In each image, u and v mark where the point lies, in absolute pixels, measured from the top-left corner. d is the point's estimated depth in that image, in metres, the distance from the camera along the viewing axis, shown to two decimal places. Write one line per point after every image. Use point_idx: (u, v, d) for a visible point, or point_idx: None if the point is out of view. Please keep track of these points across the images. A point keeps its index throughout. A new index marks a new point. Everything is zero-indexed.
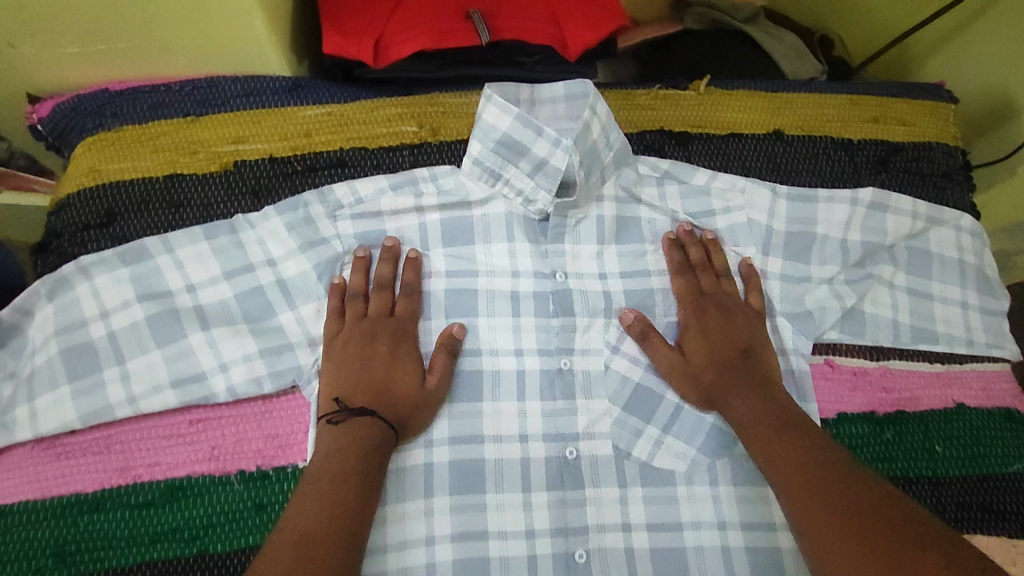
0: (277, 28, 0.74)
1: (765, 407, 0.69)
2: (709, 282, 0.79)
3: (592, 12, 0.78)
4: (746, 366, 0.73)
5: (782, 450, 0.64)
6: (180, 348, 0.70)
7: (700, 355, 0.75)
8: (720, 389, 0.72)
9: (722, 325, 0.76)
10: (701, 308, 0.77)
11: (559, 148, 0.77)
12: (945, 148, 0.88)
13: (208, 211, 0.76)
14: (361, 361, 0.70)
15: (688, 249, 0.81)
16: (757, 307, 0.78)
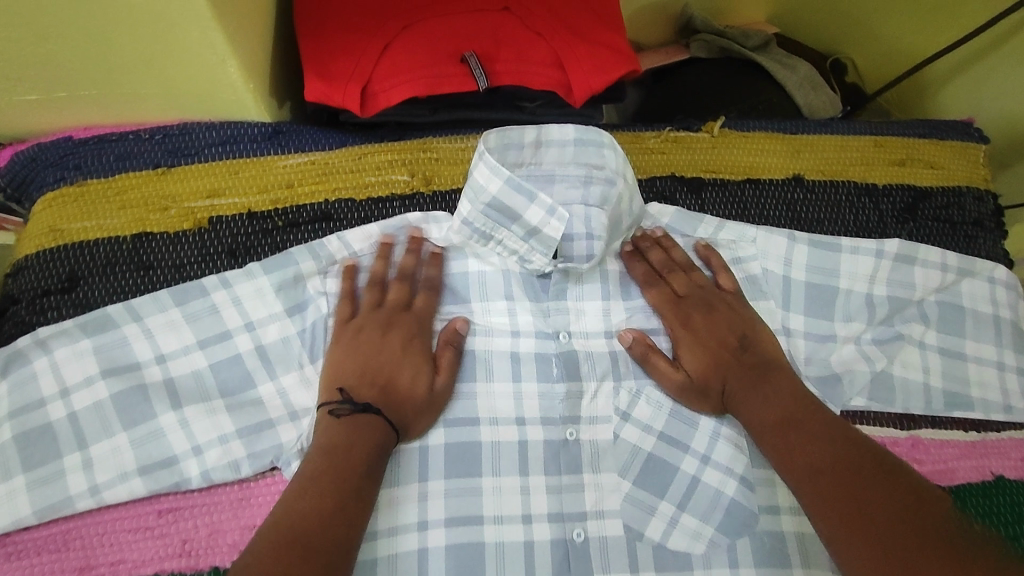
0: (256, 73, 0.68)
1: (771, 401, 0.67)
2: (682, 285, 0.74)
3: (600, 54, 0.71)
4: (743, 361, 0.70)
5: (795, 452, 0.63)
6: (149, 430, 0.64)
7: (694, 359, 0.71)
8: (724, 387, 0.70)
9: (708, 329, 0.72)
10: (684, 315, 0.73)
11: (554, 217, 0.71)
12: (976, 193, 0.83)
13: (180, 273, 0.69)
14: (370, 354, 0.66)
15: (650, 253, 0.76)
16: (737, 298, 0.74)
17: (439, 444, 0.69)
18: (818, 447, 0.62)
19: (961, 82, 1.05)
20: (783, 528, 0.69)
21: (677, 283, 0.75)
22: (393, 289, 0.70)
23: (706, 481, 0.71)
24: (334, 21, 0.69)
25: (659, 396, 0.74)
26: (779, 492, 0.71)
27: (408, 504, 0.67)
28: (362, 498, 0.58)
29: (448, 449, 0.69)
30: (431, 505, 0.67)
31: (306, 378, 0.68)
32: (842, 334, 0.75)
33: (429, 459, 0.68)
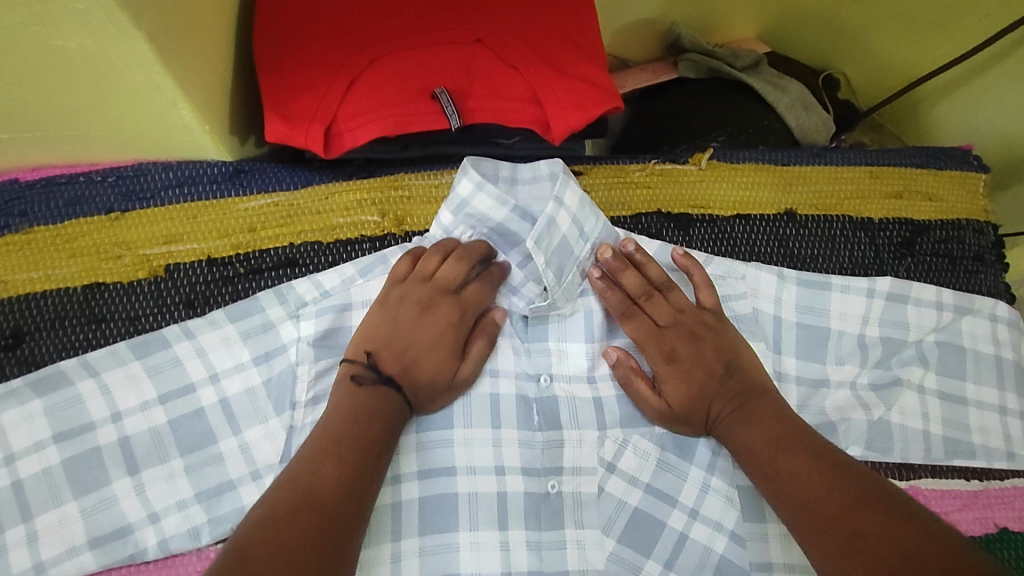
0: (214, 115, 0.63)
1: (764, 428, 0.61)
2: (663, 313, 0.67)
3: (580, 90, 0.67)
4: (728, 388, 0.64)
5: (793, 484, 0.57)
6: (101, 497, 0.60)
7: (678, 388, 0.65)
8: (715, 416, 0.64)
9: (689, 359, 0.66)
10: (668, 347, 0.66)
11: (541, 245, 0.65)
12: (976, 226, 0.79)
13: (135, 326, 0.65)
14: (406, 334, 0.63)
15: (622, 278, 0.67)
16: (705, 326, 0.67)
17: (412, 499, 0.62)
18: (816, 479, 0.56)
19: (954, 102, 1.01)
20: None
21: (658, 311, 0.67)
22: (444, 264, 0.65)
23: (694, 538, 0.65)
24: (297, 56, 0.65)
25: (646, 446, 0.67)
26: (773, 548, 0.65)
27: (380, 568, 0.60)
28: (373, 466, 0.55)
29: (422, 504, 0.62)
30: (405, 568, 0.60)
31: (270, 434, 0.63)
32: (836, 379, 0.71)
33: (401, 516, 0.61)
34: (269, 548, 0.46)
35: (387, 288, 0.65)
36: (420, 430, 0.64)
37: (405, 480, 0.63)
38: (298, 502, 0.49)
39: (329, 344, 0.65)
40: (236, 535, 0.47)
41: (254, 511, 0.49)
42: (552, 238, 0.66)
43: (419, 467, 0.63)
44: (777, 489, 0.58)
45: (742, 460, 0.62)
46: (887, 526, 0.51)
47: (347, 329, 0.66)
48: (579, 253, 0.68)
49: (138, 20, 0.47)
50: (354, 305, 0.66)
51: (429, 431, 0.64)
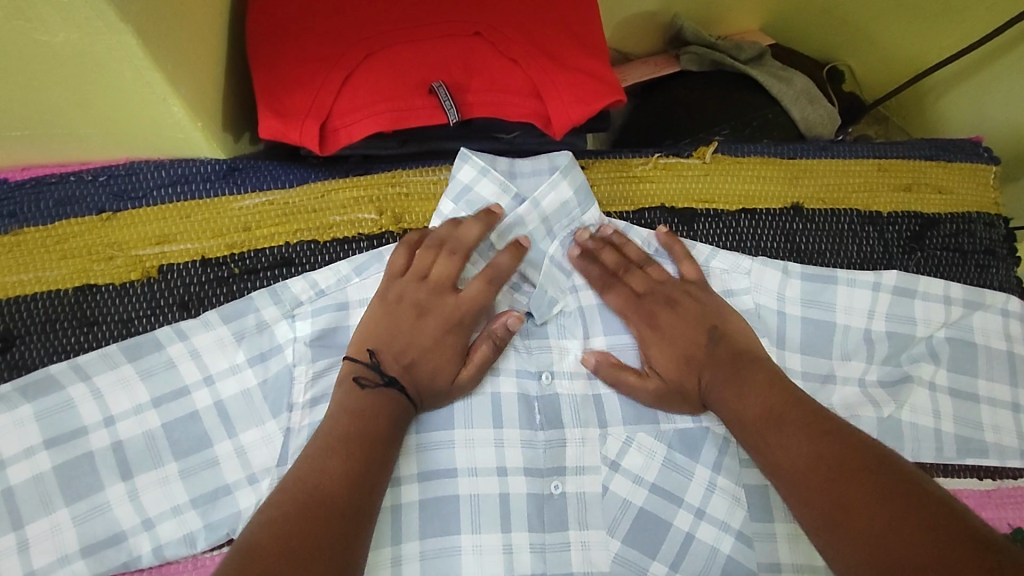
0: (206, 112, 0.61)
1: (752, 396, 0.59)
2: (641, 281, 0.67)
3: (582, 83, 0.65)
4: (721, 357, 0.63)
5: (781, 450, 0.55)
6: (94, 504, 0.58)
7: (664, 356, 0.64)
8: (704, 385, 0.62)
9: (670, 327, 0.65)
10: (649, 316, 0.66)
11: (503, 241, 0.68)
12: (987, 219, 0.77)
13: (128, 328, 0.63)
14: (413, 312, 0.62)
15: (600, 253, 0.69)
16: (677, 292, 0.66)
17: (412, 501, 0.60)
18: (805, 448, 0.54)
19: (960, 94, 1.00)
20: None
21: (636, 282, 0.68)
22: (441, 259, 0.63)
23: (699, 538, 0.63)
24: (291, 51, 0.63)
25: (650, 443, 0.65)
26: (781, 547, 0.63)
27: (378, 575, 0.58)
28: (380, 468, 0.53)
29: (422, 507, 0.60)
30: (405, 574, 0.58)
31: (268, 437, 0.62)
32: (843, 375, 0.69)
33: (401, 520, 0.59)
34: (277, 547, 0.44)
35: (386, 284, 0.63)
36: (419, 432, 0.62)
37: (406, 482, 0.60)
38: (305, 504, 0.48)
39: (328, 343, 0.64)
40: (242, 541, 0.45)
41: (259, 514, 0.47)
42: (520, 233, 0.68)
43: (419, 469, 0.61)
44: (766, 457, 0.56)
45: (733, 428, 0.60)
46: (872, 494, 0.49)
47: (344, 329, 0.64)
48: (547, 249, 0.69)
49: (124, 14, 0.46)
50: (351, 304, 0.65)
51: (428, 432, 0.62)
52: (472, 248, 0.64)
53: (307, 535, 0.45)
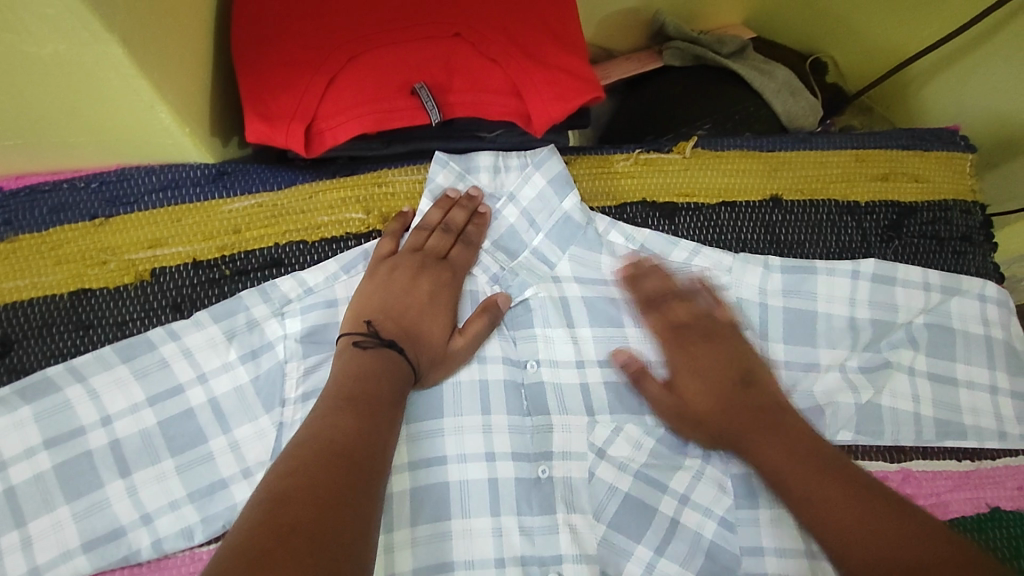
0: (193, 117, 0.63)
1: (785, 449, 0.60)
2: (683, 312, 0.68)
3: (560, 81, 0.67)
4: (755, 400, 0.64)
5: (815, 502, 0.57)
6: (93, 501, 0.60)
7: (699, 397, 0.65)
8: (733, 432, 0.63)
9: (705, 363, 0.66)
10: (682, 344, 0.67)
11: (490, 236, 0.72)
12: (964, 207, 0.79)
13: (123, 330, 0.65)
14: (400, 299, 0.63)
15: (646, 279, 0.70)
16: (715, 324, 0.68)
17: (403, 491, 0.61)
18: (841, 508, 0.56)
19: (942, 82, 1.01)
20: (766, 571, 0.63)
21: (677, 311, 0.69)
22: (434, 236, 0.68)
23: (683, 524, 0.64)
24: (275, 55, 0.65)
25: (637, 435, 0.66)
26: (763, 531, 0.64)
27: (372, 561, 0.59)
28: (386, 428, 0.54)
29: (413, 496, 0.61)
30: (397, 561, 0.59)
31: (261, 432, 0.63)
32: (827, 363, 0.71)
33: (392, 508, 0.61)
34: (304, 494, 0.44)
35: (376, 263, 0.66)
36: (409, 424, 0.63)
37: (396, 473, 0.62)
38: (323, 457, 0.48)
39: (318, 340, 0.65)
40: (265, 493, 0.45)
41: (279, 467, 0.47)
42: (500, 228, 0.72)
43: (410, 458, 0.62)
44: (798, 506, 0.58)
45: (764, 477, 0.61)
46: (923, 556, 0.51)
47: (333, 324, 0.66)
48: (532, 240, 0.71)
49: (109, 24, 0.47)
50: (340, 301, 0.67)
51: (418, 424, 0.63)
52: (463, 229, 0.69)
53: (329, 485, 0.46)
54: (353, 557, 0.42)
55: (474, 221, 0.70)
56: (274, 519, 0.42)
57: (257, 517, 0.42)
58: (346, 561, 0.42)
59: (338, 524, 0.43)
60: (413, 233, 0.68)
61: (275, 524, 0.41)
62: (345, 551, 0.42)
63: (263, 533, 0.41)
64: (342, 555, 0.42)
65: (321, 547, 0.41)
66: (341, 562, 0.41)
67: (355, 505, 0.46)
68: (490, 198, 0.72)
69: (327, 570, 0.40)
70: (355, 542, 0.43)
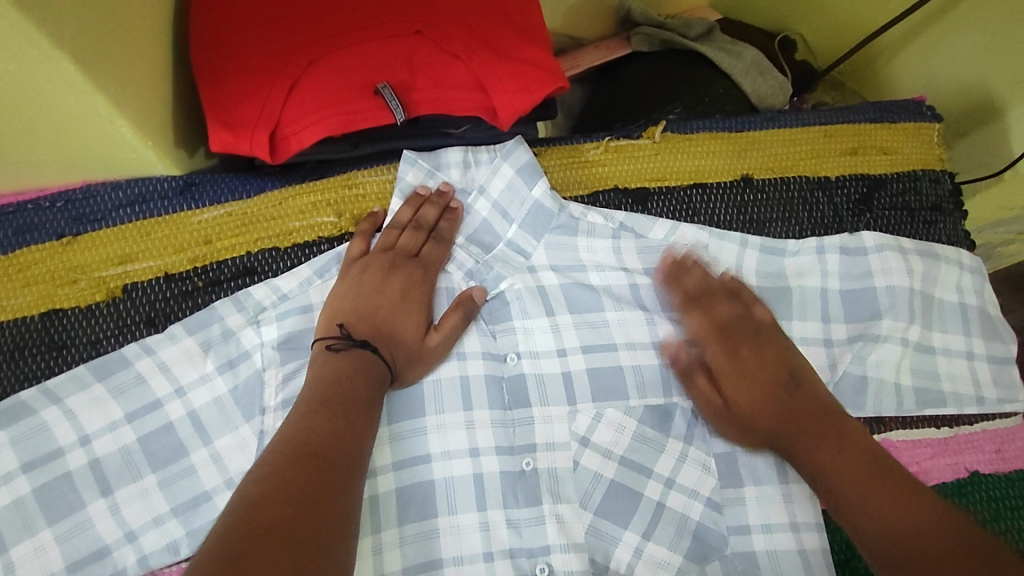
0: (155, 130, 0.62)
1: (853, 462, 0.58)
2: (733, 309, 0.67)
3: (524, 72, 0.66)
4: (802, 402, 0.63)
5: (877, 510, 0.55)
6: (75, 522, 0.59)
7: (753, 402, 0.64)
8: (791, 434, 0.62)
9: (749, 359, 0.65)
10: (733, 340, 0.66)
11: (465, 230, 0.72)
12: (932, 175, 0.79)
13: (97, 349, 0.64)
14: (373, 299, 0.63)
15: (684, 277, 0.69)
16: (767, 324, 0.67)
17: (389, 491, 0.61)
18: (901, 507, 0.55)
19: (909, 56, 1.02)
20: (754, 549, 0.63)
21: (727, 308, 0.68)
22: (405, 234, 0.67)
23: (670, 507, 0.64)
24: (235, 62, 0.64)
25: (619, 418, 0.66)
26: (749, 510, 0.65)
27: (363, 562, 0.59)
28: (363, 425, 0.54)
29: (399, 495, 0.61)
30: (387, 561, 0.59)
31: (243, 441, 0.63)
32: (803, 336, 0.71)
33: (379, 508, 0.61)
34: (279, 498, 0.45)
35: (347, 266, 0.66)
36: (392, 422, 0.63)
37: (382, 473, 0.62)
38: (298, 460, 0.48)
39: (295, 346, 0.65)
40: (239, 499, 0.45)
41: (255, 472, 0.48)
42: (473, 222, 0.72)
43: (394, 458, 0.62)
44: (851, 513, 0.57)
45: (815, 484, 0.60)
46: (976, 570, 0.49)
47: (309, 330, 0.65)
48: (505, 232, 0.71)
49: (58, 41, 0.46)
50: (314, 305, 0.66)
51: (403, 421, 0.63)
52: (435, 226, 0.69)
53: (305, 487, 0.46)
54: (332, 552, 0.44)
55: (446, 217, 0.70)
56: (249, 522, 0.43)
57: (234, 522, 0.43)
58: (323, 561, 0.43)
59: (314, 525, 0.44)
60: (384, 233, 0.68)
61: (252, 527, 0.42)
62: (321, 549, 0.44)
63: (239, 537, 0.42)
64: (320, 552, 0.43)
65: (298, 546, 0.42)
66: (316, 562, 0.43)
67: (331, 503, 0.47)
68: (462, 193, 0.73)
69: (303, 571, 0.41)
70: (333, 538, 0.45)
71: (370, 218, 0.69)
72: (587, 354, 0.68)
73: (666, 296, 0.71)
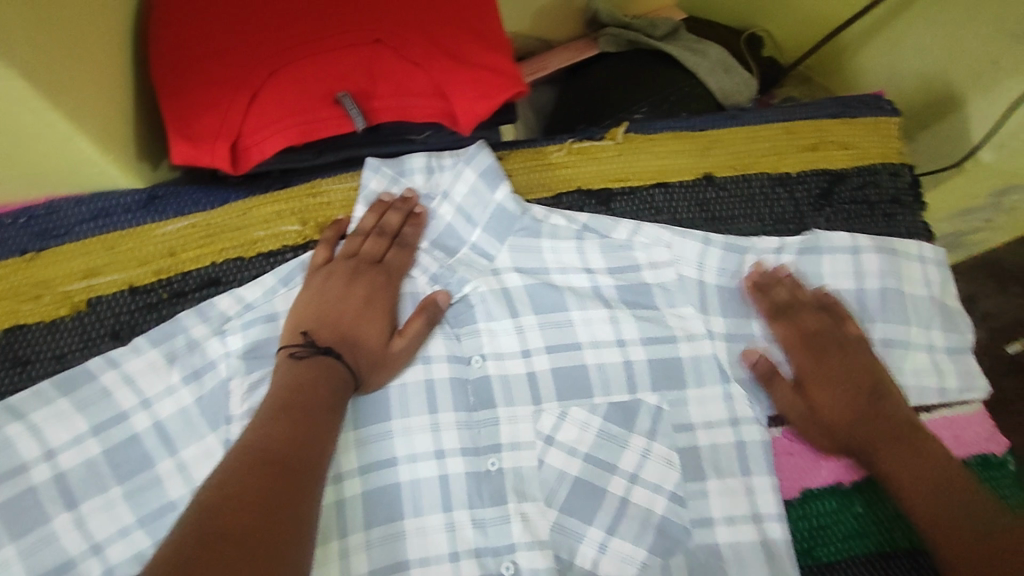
0: (116, 144, 0.63)
1: (926, 472, 0.62)
2: (820, 322, 0.71)
3: (483, 78, 0.67)
4: (885, 413, 0.66)
5: (932, 509, 0.60)
6: (38, 536, 0.59)
7: (833, 406, 0.67)
8: (862, 443, 0.66)
9: (840, 371, 0.68)
10: (820, 351, 0.69)
11: (430, 235, 0.72)
12: (892, 168, 0.80)
13: (61, 363, 0.65)
14: (337, 307, 0.64)
15: (773, 291, 0.72)
16: (831, 325, 0.70)
17: (356, 495, 0.62)
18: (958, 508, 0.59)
19: (873, 51, 1.03)
20: (716, 540, 0.65)
21: (811, 321, 0.71)
22: (368, 241, 0.68)
23: (634, 502, 0.65)
24: (194, 73, 0.64)
25: (583, 416, 0.67)
26: (712, 502, 0.66)
27: (330, 566, 0.60)
28: (324, 431, 0.55)
29: (366, 499, 0.62)
30: (354, 564, 0.60)
31: (209, 451, 0.64)
32: (760, 335, 0.73)
33: (345, 512, 0.62)
34: (237, 503, 0.45)
35: (311, 275, 0.67)
36: (358, 427, 0.64)
37: (349, 477, 0.63)
38: (258, 466, 0.49)
39: (260, 355, 0.65)
40: (196, 505, 0.46)
41: (214, 478, 0.48)
42: (437, 227, 0.72)
43: (360, 463, 0.63)
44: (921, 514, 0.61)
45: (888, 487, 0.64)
46: None
47: (274, 338, 0.66)
48: (470, 236, 0.72)
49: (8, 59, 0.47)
50: (279, 314, 0.67)
51: (369, 426, 0.64)
52: (399, 233, 0.70)
53: (264, 493, 0.47)
54: (289, 558, 0.45)
55: (410, 223, 0.70)
56: (206, 529, 0.43)
57: (189, 529, 0.43)
58: (281, 566, 0.44)
59: (272, 528, 0.45)
60: (347, 241, 0.68)
61: (207, 533, 0.43)
62: (278, 554, 0.44)
63: (195, 543, 0.42)
64: (277, 558, 0.44)
65: (254, 553, 0.43)
66: (272, 566, 0.43)
67: (290, 509, 0.47)
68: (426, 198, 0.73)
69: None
70: (292, 543, 0.45)
71: (334, 225, 0.70)
72: (552, 354, 0.69)
73: (629, 292, 0.72)
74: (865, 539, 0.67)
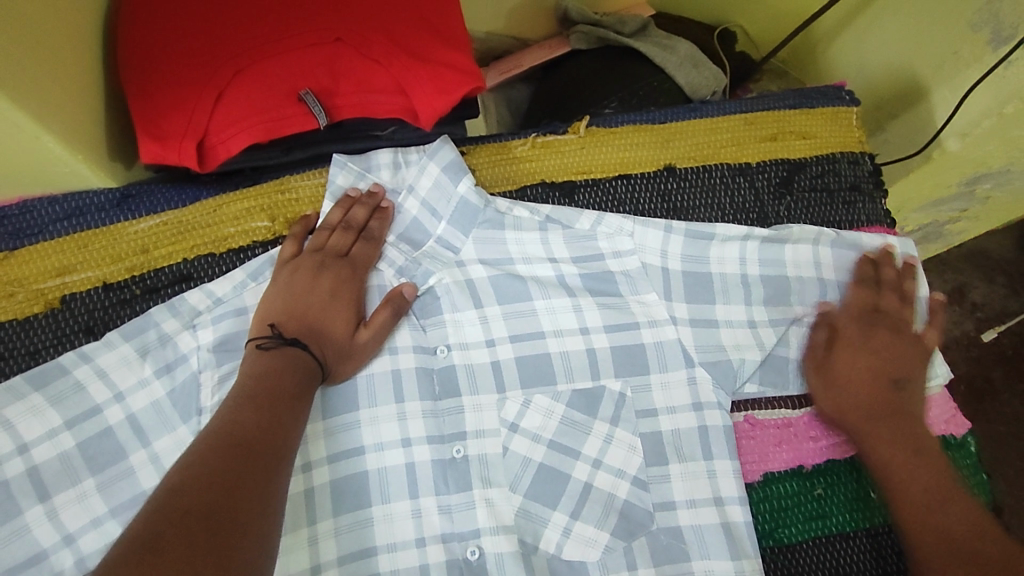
0: (86, 145, 0.64)
1: (918, 463, 0.64)
2: (886, 301, 0.73)
3: (442, 75, 0.69)
4: (903, 401, 0.68)
5: (913, 500, 0.63)
6: (12, 528, 0.61)
7: (855, 378, 0.69)
8: (861, 422, 0.67)
9: (878, 351, 0.70)
10: (868, 327, 0.71)
11: (397, 228, 0.74)
12: (851, 157, 0.82)
13: (36, 359, 0.67)
14: (303, 299, 0.65)
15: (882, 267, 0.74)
16: (906, 323, 0.72)
17: (323, 484, 0.64)
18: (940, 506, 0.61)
19: (842, 44, 1.06)
20: (679, 524, 0.66)
21: (885, 300, 0.73)
22: (334, 235, 0.69)
23: (597, 486, 0.67)
24: (161, 75, 0.65)
25: (547, 403, 0.69)
26: (675, 486, 0.67)
27: (296, 552, 0.61)
28: (290, 416, 0.57)
29: (333, 487, 0.64)
30: (323, 549, 0.62)
31: (180, 442, 0.65)
32: (726, 321, 0.73)
33: (314, 500, 0.63)
34: (203, 482, 0.47)
35: (278, 269, 0.68)
36: (326, 417, 0.65)
37: (316, 466, 0.64)
38: (224, 448, 0.51)
39: (228, 349, 0.67)
40: (163, 485, 0.47)
41: (181, 460, 0.50)
42: (404, 220, 0.74)
43: (328, 451, 0.65)
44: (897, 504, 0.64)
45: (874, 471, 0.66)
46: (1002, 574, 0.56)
47: (244, 331, 0.68)
48: (436, 230, 0.73)
49: None
50: (249, 308, 0.69)
51: (338, 415, 0.65)
52: (365, 227, 0.71)
53: (229, 474, 0.48)
54: (253, 535, 0.46)
55: (376, 217, 0.72)
56: (171, 506, 0.44)
57: (154, 506, 0.45)
58: (246, 540, 0.45)
59: (235, 504, 0.47)
60: (314, 235, 0.70)
61: (171, 510, 0.44)
62: (242, 528, 0.45)
63: (159, 519, 0.43)
64: (239, 535, 0.45)
65: (217, 528, 0.44)
66: (235, 540, 0.45)
67: (254, 489, 0.49)
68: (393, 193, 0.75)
69: (222, 549, 0.43)
70: (254, 521, 0.47)
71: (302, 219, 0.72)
72: (517, 343, 0.71)
73: (594, 281, 0.74)
74: (825, 521, 0.68)
